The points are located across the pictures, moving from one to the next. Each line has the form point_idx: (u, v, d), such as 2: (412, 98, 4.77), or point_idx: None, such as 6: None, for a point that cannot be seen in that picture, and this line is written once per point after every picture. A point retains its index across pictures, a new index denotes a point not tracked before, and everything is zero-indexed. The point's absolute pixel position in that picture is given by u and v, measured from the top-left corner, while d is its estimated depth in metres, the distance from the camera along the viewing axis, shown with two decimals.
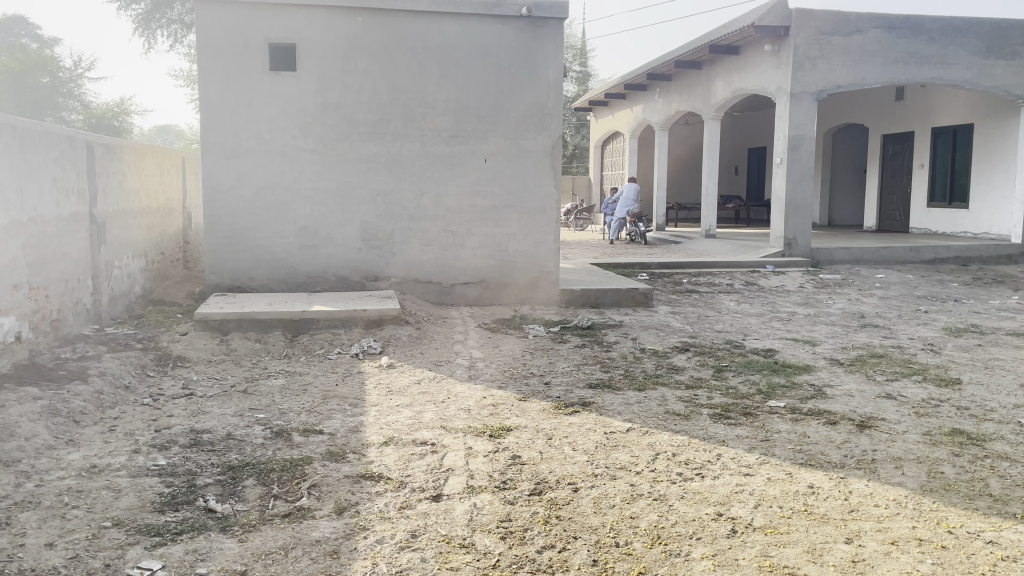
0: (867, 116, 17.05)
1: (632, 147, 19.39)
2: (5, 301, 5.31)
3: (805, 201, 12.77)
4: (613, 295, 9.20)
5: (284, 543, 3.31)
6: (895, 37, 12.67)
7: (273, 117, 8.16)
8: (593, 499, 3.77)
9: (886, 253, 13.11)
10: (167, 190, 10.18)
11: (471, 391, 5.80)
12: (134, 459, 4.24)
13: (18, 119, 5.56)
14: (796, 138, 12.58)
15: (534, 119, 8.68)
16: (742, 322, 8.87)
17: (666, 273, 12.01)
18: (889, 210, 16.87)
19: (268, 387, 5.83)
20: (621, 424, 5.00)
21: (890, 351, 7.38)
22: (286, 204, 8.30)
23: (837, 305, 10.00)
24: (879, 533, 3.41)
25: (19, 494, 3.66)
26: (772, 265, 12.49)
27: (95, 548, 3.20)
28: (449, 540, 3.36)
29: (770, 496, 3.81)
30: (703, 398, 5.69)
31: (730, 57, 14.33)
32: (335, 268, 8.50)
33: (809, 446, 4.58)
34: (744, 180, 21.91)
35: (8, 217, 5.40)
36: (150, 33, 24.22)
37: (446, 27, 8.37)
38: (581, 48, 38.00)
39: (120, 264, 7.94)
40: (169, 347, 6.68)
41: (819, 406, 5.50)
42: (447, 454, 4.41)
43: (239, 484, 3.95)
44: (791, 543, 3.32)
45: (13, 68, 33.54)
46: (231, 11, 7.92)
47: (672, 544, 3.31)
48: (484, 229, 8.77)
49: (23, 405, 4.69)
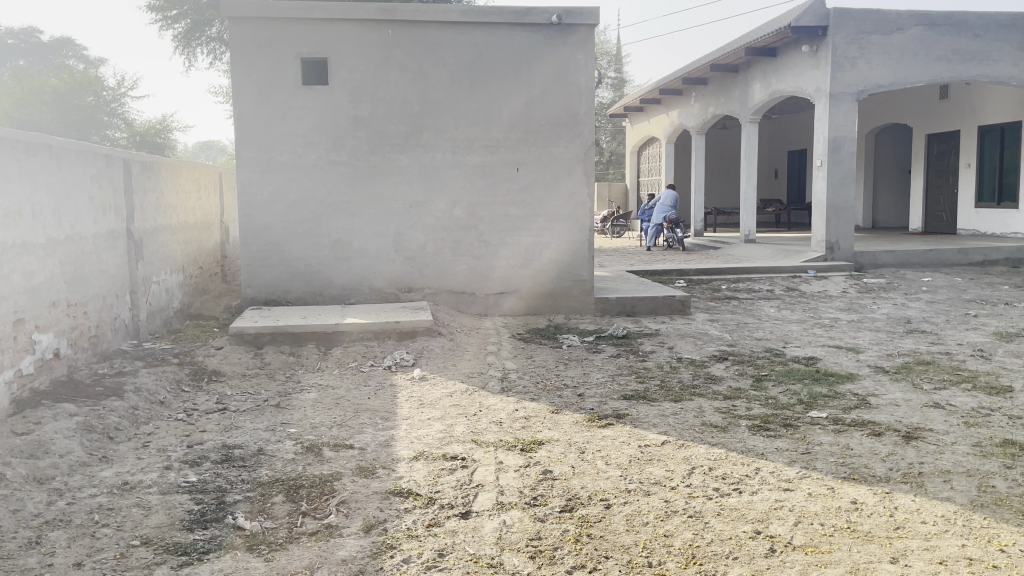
0: (910, 115, 16.62)
1: (668, 152, 19.21)
2: (44, 318, 5.38)
3: (847, 204, 12.48)
4: (650, 303, 9.05)
5: (311, 563, 3.26)
6: (938, 34, 12.34)
7: (307, 132, 8.20)
8: (626, 516, 3.67)
9: (933, 256, 12.74)
10: (204, 205, 10.28)
11: (504, 403, 5.73)
12: (166, 476, 4.24)
13: (56, 139, 5.60)
14: (836, 140, 12.31)
15: (566, 127, 8.59)
16: (783, 329, 8.66)
17: (703, 280, 11.81)
18: (936, 212, 16.44)
19: (301, 401, 5.83)
20: (656, 437, 4.88)
21: (938, 358, 7.14)
22: (320, 217, 8.33)
23: (882, 310, 9.72)
24: (927, 552, 3.25)
25: (51, 513, 3.68)
26: (814, 269, 12.21)
27: (122, 568, 3.19)
28: (476, 559, 3.28)
29: (811, 513, 3.66)
30: (742, 409, 5.54)
31: (768, 59, 14.08)
32: (369, 281, 8.51)
33: (852, 459, 4.42)
34: (784, 184, 21.55)
35: (46, 235, 5.46)
36: (190, 51, 24.71)
37: (476, 36, 8.34)
38: (617, 54, 37.86)
39: (158, 279, 8.04)
40: (204, 361, 6.72)
41: (863, 416, 5.31)
42: (477, 469, 4.34)
43: (268, 501, 3.92)
44: (832, 563, 3.18)
45: (59, 88, 34.37)
46: (264, 27, 7.99)
47: (708, 564, 3.19)
48: (518, 238, 8.71)
49: (59, 422, 4.73)
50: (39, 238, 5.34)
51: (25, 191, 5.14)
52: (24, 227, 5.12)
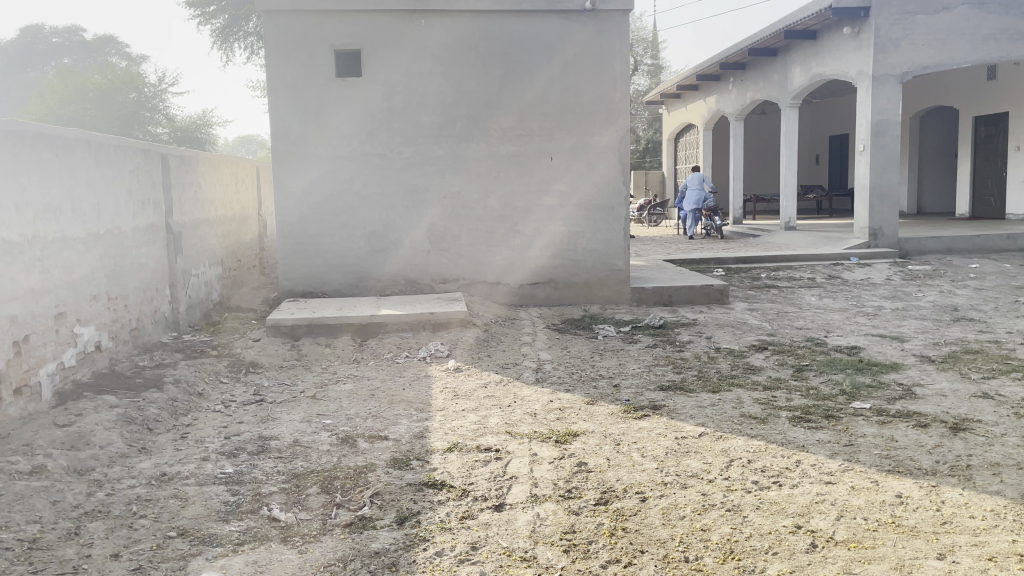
0: (956, 96, 16.15)
1: (706, 139, 18.95)
2: (85, 311, 5.45)
3: (891, 189, 12.18)
4: (687, 292, 8.93)
5: (344, 555, 3.25)
6: (986, 12, 11.96)
7: (341, 124, 8.22)
8: (662, 509, 3.60)
9: (981, 242, 12.41)
10: (242, 198, 10.37)
11: (538, 394, 5.69)
12: (203, 467, 4.28)
13: (95, 133, 5.66)
14: (879, 123, 12.01)
15: (601, 113, 8.48)
16: (824, 318, 8.49)
17: (742, 268, 11.63)
18: (984, 196, 16.00)
19: (337, 392, 5.84)
20: (693, 428, 4.80)
21: (987, 347, 6.93)
22: (355, 209, 8.35)
23: (928, 298, 9.47)
24: (976, 549, 3.14)
25: (90, 504, 3.72)
26: (856, 256, 11.94)
27: (159, 559, 3.21)
28: (510, 553, 3.25)
29: (854, 507, 3.56)
30: (782, 400, 5.43)
31: (808, 41, 13.77)
32: (404, 272, 8.51)
33: (898, 452, 4.29)
34: (826, 169, 21.14)
35: (86, 230, 5.52)
36: (228, 47, 25.00)
37: (509, 25, 8.26)
38: (652, 41, 37.33)
39: (197, 272, 8.13)
40: (242, 353, 6.79)
41: (909, 407, 5.17)
42: (511, 461, 4.31)
43: (304, 493, 3.93)
44: (876, 560, 3.08)
45: (102, 86, 35.03)
46: (298, 20, 8.02)
47: (747, 560, 3.11)
48: (553, 227, 8.63)
49: (99, 414, 4.80)
50: (79, 232, 5.41)
51: (65, 186, 5.20)
52: (64, 223, 5.18)
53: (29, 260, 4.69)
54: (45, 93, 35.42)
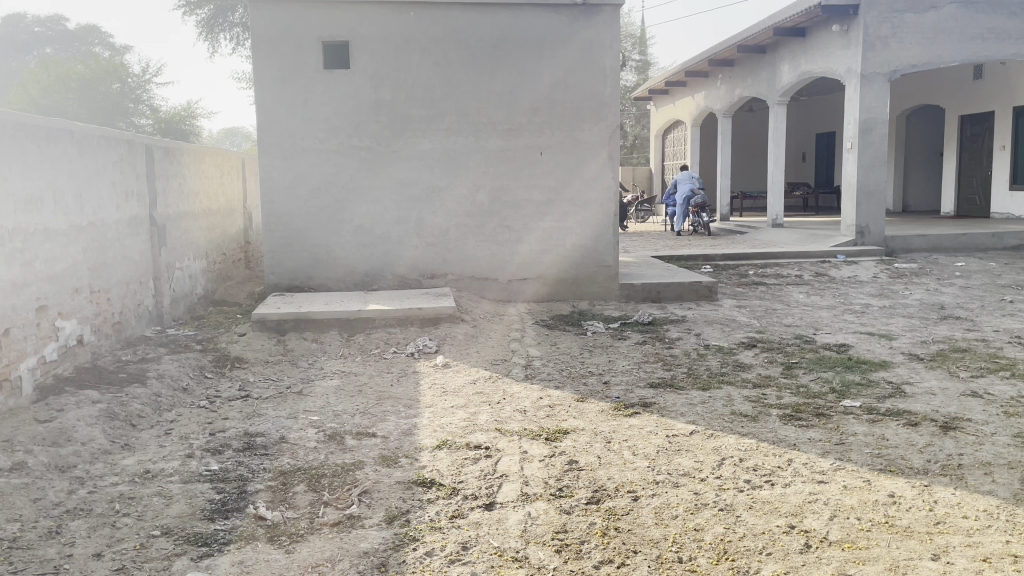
0: (943, 95, 16.22)
1: (694, 135, 18.96)
2: (67, 305, 5.35)
3: (877, 187, 12.21)
4: (676, 289, 8.91)
5: (332, 555, 3.19)
6: (974, 12, 11.99)
7: (328, 117, 8.13)
8: (654, 509, 3.56)
9: (966, 240, 12.47)
10: (228, 191, 10.26)
11: (528, 391, 5.64)
12: (188, 464, 4.21)
13: (78, 124, 5.56)
14: (867, 122, 12.03)
15: (591, 108, 8.43)
16: (812, 315, 8.49)
17: (731, 265, 11.61)
18: (969, 195, 16.10)
19: (324, 388, 5.77)
20: (684, 427, 4.76)
21: (975, 345, 6.95)
22: (342, 203, 8.27)
23: (915, 296, 9.50)
24: (970, 549, 3.12)
25: (72, 502, 3.64)
26: (843, 254, 11.96)
27: (144, 559, 3.14)
28: (501, 553, 3.20)
29: (847, 507, 3.54)
30: (772, 398, 5.41)
31: (797, 39, 13.79)
32: (391, 266, 8.44)
33: (889, 451, 4.27)
34: (813, 167, 21.21)
35: (68, 222, 5.42)
36: (213, 38, 24.77)
37: (499, 17, 8.19)
38: (641, 37, 37.31)
39: (181, 265, 8.03)
40: (227, 348, 6.70)
41: (899, 405, 5.17)
42: (502, 458, 4.26)
43: (290, 490, 3.87)
44: (871, 560, 3.06)
45: (85, 76, 34.64)
46: (286, 10, 7.92)
47: (740, 560, 3.08)
48: (541, 222, 8.57)
49: (81, 409, 4.71)
50: (61, 224, 5.31)
51: (47, 177, 5.11)
52: (46, 214, 5.08)
53: (10, 252, 4.59)
54: (26, 83, 34.99)
